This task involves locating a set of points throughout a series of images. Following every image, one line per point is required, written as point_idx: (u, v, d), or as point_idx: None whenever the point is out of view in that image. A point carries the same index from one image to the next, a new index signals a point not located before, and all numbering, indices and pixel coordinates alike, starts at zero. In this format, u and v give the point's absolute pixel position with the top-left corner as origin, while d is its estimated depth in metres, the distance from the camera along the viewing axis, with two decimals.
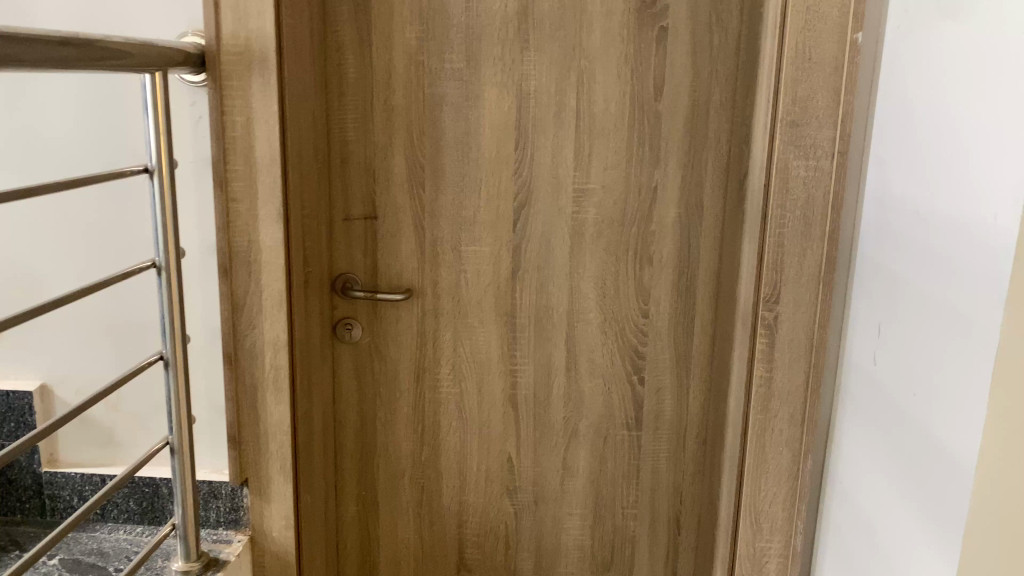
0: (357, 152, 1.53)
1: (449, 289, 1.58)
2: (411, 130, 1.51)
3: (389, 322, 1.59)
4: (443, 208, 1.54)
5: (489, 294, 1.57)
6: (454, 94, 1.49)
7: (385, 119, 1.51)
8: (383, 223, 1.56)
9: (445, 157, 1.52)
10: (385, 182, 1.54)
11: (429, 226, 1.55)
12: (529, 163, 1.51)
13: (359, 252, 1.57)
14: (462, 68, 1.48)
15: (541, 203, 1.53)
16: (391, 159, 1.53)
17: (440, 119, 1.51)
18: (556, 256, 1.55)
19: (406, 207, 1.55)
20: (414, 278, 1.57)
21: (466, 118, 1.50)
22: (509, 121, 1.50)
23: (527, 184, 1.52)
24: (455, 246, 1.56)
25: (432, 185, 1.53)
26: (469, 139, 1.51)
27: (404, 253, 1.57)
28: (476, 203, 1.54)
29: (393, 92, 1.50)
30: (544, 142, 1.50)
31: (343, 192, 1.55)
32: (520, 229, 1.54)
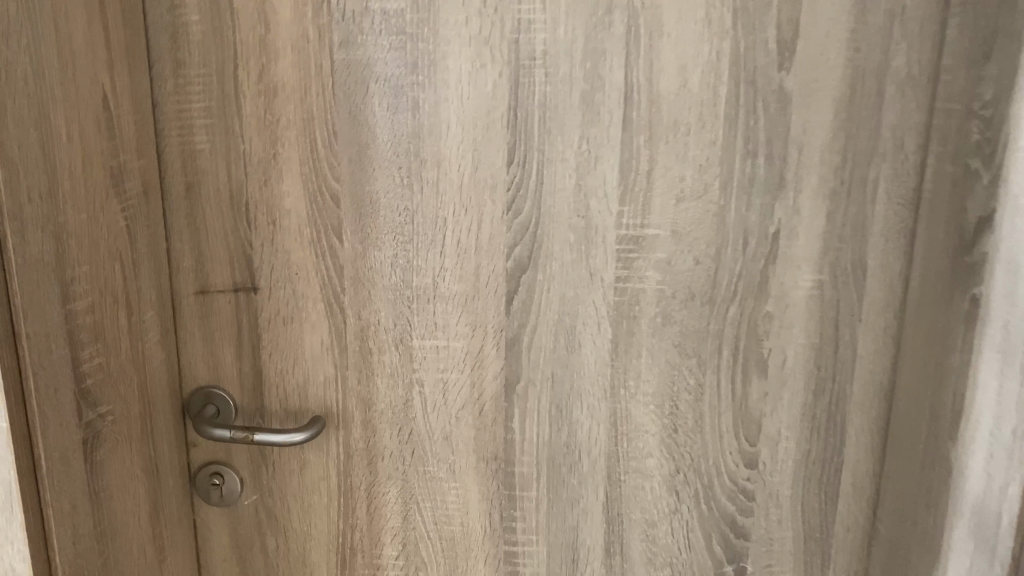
0: (215, 171, 0.82)
1: (390, 418, 0.88)
2: (311, 131, 0.80)
3: (289, 469, 0.90)
4: (377, 273, 0.84)
5: (465, 426, 0.87)
6: (391, 61, 0.78)
7: (262, 111, 0.80)
8: (269, 300, 0.85)
9: (376, 182, 0.81)
10: (267, 227, 0.83)
11: (353, 306, 0.85)
12: (534, 190, 0.80)
13: (229, 351, 0.87)
14: (404, 9, 0.77)
15: (557, 264, 0.82)
16: (278, 186, 0.82)
17: (363, 111, 0.80)
18: (585, 359, 0.84)
19: (309, 273, 0.84)
20: (330, 396, 0.87)
21: (414, 106, 0.79)
22: (496, 112, 0.78)
23: (529, 228, 0.81)
24: (401, 341, 0.85)
25: (355, 233, 0.83)
26: (422, 147, 0.80)
27: (309, 353, 0.87)
28: (438, 264, 0.83)
29: (276, 59, 0.79)
30: (563, 151, 0.79)
31: (193, 246, 0.84)
32: (519, 312, 0.83)
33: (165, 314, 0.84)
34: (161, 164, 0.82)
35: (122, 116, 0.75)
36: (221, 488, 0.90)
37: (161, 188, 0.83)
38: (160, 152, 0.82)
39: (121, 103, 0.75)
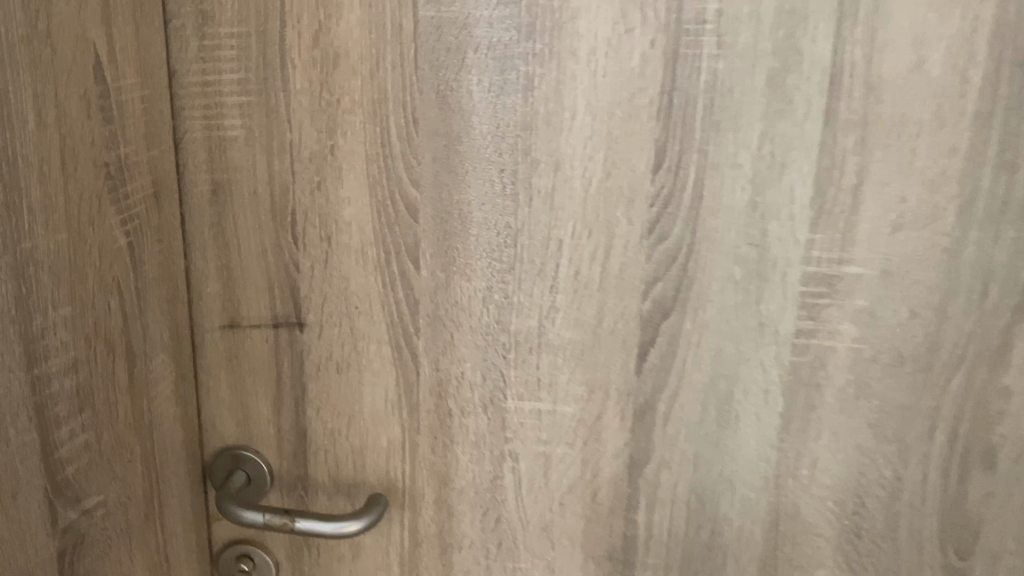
0: (250, 168, 0.60)
1: (472, 499, 0.66)
2: (381, 116, 0.58)
3: (337, 554, 0.69)
4: (462, 311, 0.62)
5: (571, 514, 0.65)
6: (498, 21, 0.55)
7: (314, 87, 0.58)
8: (318, 340, 0.64)
9: (468, 189, 0.59)
10: (318, 244, 0.61)
11: (429, 353, 0.63)
12: (690, 207, 0.57)
13: (263, 402, 0.66)
14: None
15: (713, 310, 0.59)
16: (334, 190, 0.60)
17: (455, 91, 0.57)
18: (742, 438, 0.62)
19: (371, 308, 0.62)
20: (394, 467, 0.66)
21: (527, 85, 0.56)
22: (643, 97, 0.56)
23: (678, 260, 0.58)
24: (491, 402, 0.63)
25: (435, 257, 0.61)
26: (534, 144, 0.57)
27: (368, 412, 0.65)
28: (548, 303, 0.60)
29: (337, 14, 0.56)
30: (735, 155, 0.56)
31: (218, 266, 0.63)
32: (655, 371, 0.61)
33: (181, 356, 0.63)
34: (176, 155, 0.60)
35: (124, 92, 0.53)
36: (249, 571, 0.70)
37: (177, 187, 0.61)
38: (177, 139, 0.60)
39: (123, 72, 0.53)
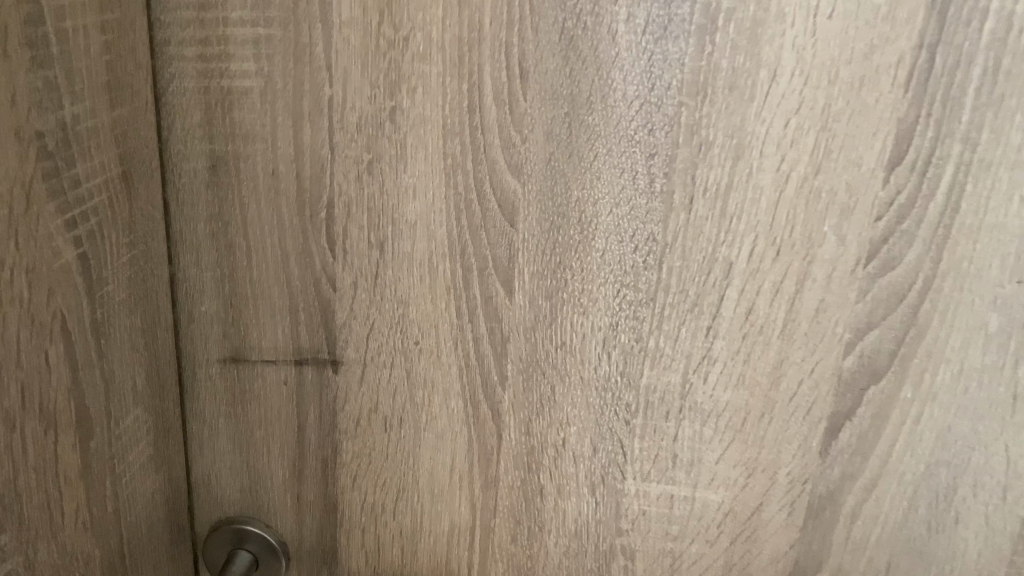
0: (268, 136, 0.40)
1: None
2: (470, 65, 0.38)
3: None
4: (570, 357, 0.42)
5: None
6: None
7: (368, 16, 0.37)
8: (357, 386, 0.44)
9: (596, 182, 0.39)
10: (365, 253, 0.41)
11: (517, 410, 0.44)
12: (936, 223, 0.38)
13: (277, 464, 0.47)
14: None
15: (948, 373, 0.40)
16: (392, 175, 0.40)
17: (588, 31, 0.36)
18: (960, 548, 0.44)
19: (437, 345, 0.43)
20: (457, 556, 0.48)
21: (704, 26, 0.36)
22: (888, 52, 0.36)
23: (906, 300, 0.39)
24: (601, 481, 0.45)
25: (538, 279, 0.41)
26: (708, 118, 0.37)
27: (423, 484, 0.46)
28: (700, 354, 0.41)
29: None
30: (1020, 149, 0.36)
31: (218, 275, 0.43)
32: (846, 453, 0.42)
33: (165, 404, 0.44)
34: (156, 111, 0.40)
35: (71, 14, 0.33)
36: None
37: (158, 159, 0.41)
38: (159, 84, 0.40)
39: None
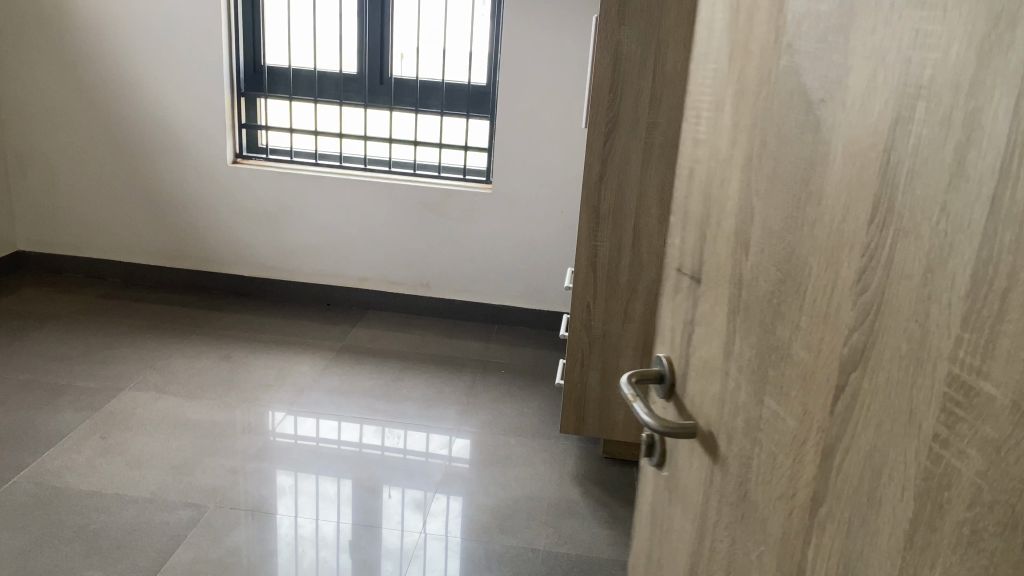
0: (706, 157, 0.86)
1: (737, 463, 0.78)
2: (753, 138, 0.75)
3: (684, 468, 0.91)
4: (756, 303, 0.74)
5: (777, 519, 0.70)
6: (812, 67, 0.65)
7: (731, 112, 0.79)
8: (704, 296, 0.85)
9: (778, 202, 0.70)
10: (717, 223, 0.82)
11: (742, 328, 0.77)
12: (879, 266, 0.56)
13: (678, 332, 0.93)
14: (831, 11, 0.63)
15: (884, 378, 0.55)
16: (728, 184, 0.80)
17: (784, 121, 0.69)
18: (879, 528, 0.56)
19: (725, 282, 0.80)
20: (712, 413, 0.83)
21: (813, 124, 0.65)
22: (870, 150, 0.57)
23: (866, 315, 0.57)
24: (759, 392, 0.73)
25: (756, 252, 0.74)
26: (812, 174, 0.65)
27: (710, 364, 0.84)
28: (796, 319, 0.67)
29: (749, 55, 0.76)
30: (918, 220, 0.52)
31: (683, 227, 0.92)
32: (838, 419, 0.61)
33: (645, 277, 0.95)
34: (683, 150, 0.93)
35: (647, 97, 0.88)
36: (656, 457, 0.99)
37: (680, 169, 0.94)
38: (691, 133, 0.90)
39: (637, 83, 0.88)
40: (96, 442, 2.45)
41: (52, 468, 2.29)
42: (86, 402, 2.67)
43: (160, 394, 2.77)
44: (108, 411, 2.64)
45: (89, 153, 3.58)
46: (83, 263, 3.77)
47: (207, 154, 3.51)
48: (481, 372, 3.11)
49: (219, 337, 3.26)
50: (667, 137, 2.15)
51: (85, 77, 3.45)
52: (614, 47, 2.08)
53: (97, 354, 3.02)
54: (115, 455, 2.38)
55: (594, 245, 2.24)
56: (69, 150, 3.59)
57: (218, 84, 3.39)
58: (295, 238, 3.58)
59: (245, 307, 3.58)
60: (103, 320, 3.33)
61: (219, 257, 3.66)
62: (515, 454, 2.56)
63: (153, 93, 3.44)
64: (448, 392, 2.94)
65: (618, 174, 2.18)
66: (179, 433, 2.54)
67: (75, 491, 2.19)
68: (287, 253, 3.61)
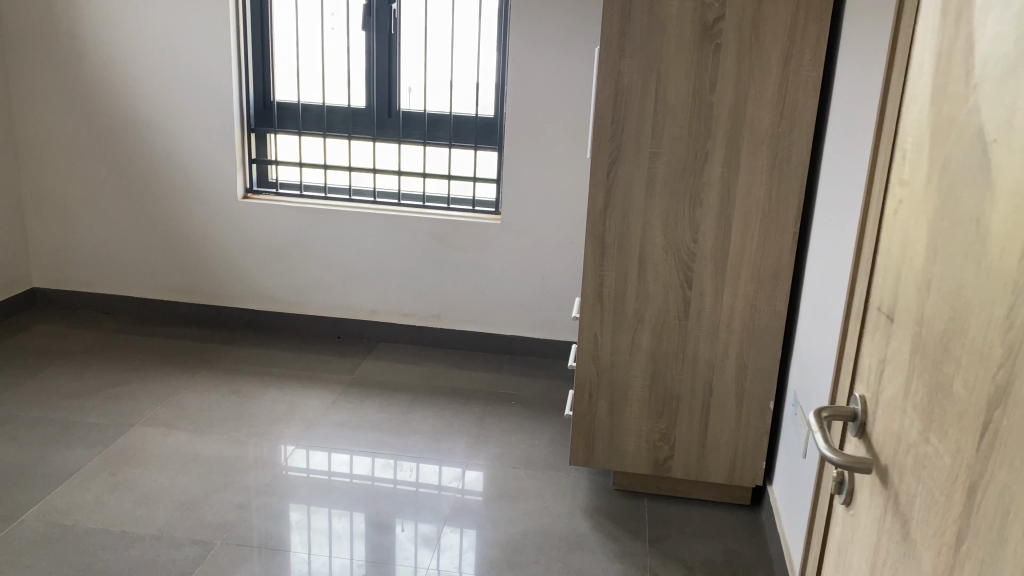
0: (906, 212, 0.94)
1: (905, 495, 0.86)
2: (941, 188, 0.83)
3: (865, 500, 0.98)
4: (929, 347, 0.83)
5: (931, 543, 0.78)
6: (988, 139, 0.73)
7: (929, 162, 0.87)
8: (895, 341, 0.94)
9: (954, 257, 0.79)
10: (910, 274, 0.90)
11: (919, 369, 0.85)
12: (1021, 314, 0.65)
13: (872, 371, 1.01)
14: (1001, 85, 0.71)
15: (1020, 414, 0.64)
16: (919, 239, 0.89)
17: (963, 186, 0.78)
18: (1005, 546, 0.64)
19: (911, 327, 0.88)
20: (890, 450, 0.91)
21: (985, 189, 0.73)
22: (1019, 215, 0.66)
23: (1012, 359, 0.66)
24: (927, 427, 0.82)
25: (935, 300, 0.82)
26: (980, 234, 0.74)
27: (894, 400, 0.92)
28: (958, 361, 0.76)
29: (942, 123, 0.85)
30: None
31: (884, 270, 1.00)
32: (986, 450, 0.69)
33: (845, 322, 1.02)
34: (893, 194, 0.99)
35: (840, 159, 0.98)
36: (843, 495, 1.05)
37: (885, 208, 1.01)
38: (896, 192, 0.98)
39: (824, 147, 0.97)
40: (106, 478, 2.44)
41: (61, 505, 2.28)
42: (106, 436, 2.68)
43: (171, 428, 2.78)
44: (120, 446, 2.63)
45: (103, 190, 3.61)
46: (97, 298, 3.77)
47: (219, 190, 3.54)
48: (490, 404, 3.10)
49: (234, 369, 3.28)
50: (670, 165, 2.14)
51: (98, 117, 3.50)
52: (617, 77, 2.10)
53: (110, 388, 3.03)
54: (125, 491, 2.38)
55: (600, 277, 2.25)
56: (82, 187, 3.61)
57: (231, 121, 3.43)
58: (302, 271, 3.60)
59: (253, 339, 3.59)
60: (114, 354, 3.34)
61: (233, 291, 3.68)
62: (525, 486, 2.55)
63: (166, 130, 3.48)
64: (457, 424, 2.93)
65: (621, 205, 2.19)
66: (189, 468, 2.53)
67: (84, 528, 2.18)
68: (292, 286, 3.62)
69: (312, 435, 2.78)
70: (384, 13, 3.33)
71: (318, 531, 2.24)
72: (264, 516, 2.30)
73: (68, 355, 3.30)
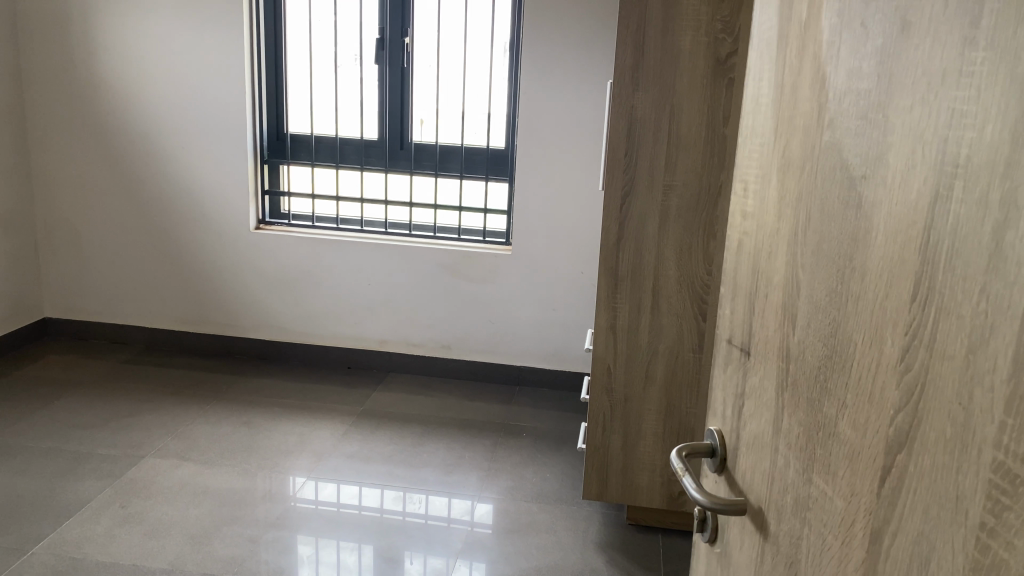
0: (753, 232, 0.88)
1: (788, 543, 0.77)
2: (799, 213, 0.76)
3: (735, 544, 0.91)
4: (805, 380, 0.74)
5: None
6: (853, 148, 0.65)
7: (777, 187, 0.81)
8: (758, 373, 0.86)
9: (826, 278, 0.70)
10: (769, 300, 0.83)
11: (793, 403, 0.77)
12: (922, 346, 0.55)
13: (728, 406, 0.95)
14: (870, 89, 0.63)
15: (929, 461, 0.54)
16: (775, 260, 0.81)
17: (828, 198, 0.69)
18: None
19: (772, 354, 0.82)
20: (762, 490, 0.84)
21: (856, 202, 0.65)
22: (911, 229, 0.57)
23: (912, 397, 0.57)
24: (810, 469, 0.73)
25: (806, 328, 0.74)
26: (854, 252, 0.65)
27: (760, 439, 0.85)
28: (843, 397, 0.67)
29: (792, 133, 0.77)
30: (963, 302, 0.51)
31: (733, 296, 0.94)
32: (885, 501, 0.60)
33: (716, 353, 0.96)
34: (734, 221, 0.95)
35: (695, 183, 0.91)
36: (707, 533, 1.00)
37: (729, 231, 0.96)
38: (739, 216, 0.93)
39: None
40: (115, 511, 2.43)
41: (74, 539, 2.27)
42: (117, 469, 2.69)
43: (183, 460, 2.78)
44: (130, 478, 2.63)
45: (118, 221, 3.65)
46: (108, 329, 3.80)
47: (232, 222, 3.57)
48: (502, 436, 3.08)
49: (247, 400, 3.28)
50: (684, 198, 2.15)
51: (117, 152, 3.55)
52: (630, 112, 2.11)
53: (117, 421, 3.03)
54: (134, 524, 2.37)
55: (613, 310, 2.24)
56: (98, 219, 3.66)
57: (245, 153, 3.47)
58: (314, 302, 3.61)
59: (266, 370, 3.59)
60: (121, 385, 3.35)
61: (242, 322, 3.70)
62: (537, 521, 2.52)
63: (182, 161, 3.52)
64: (468, 457, 2.91)
65: (636, 237, 2.19)
66: (200, 501, 2.53)
67: (99, 560, 2.18)
68: (303, 317, 3.63)
69: (332, 466, 2.79)
70: (396, 47, 3.37)
71: (338, 564, 2.23)
72: (283, 548, 2.29)
73: (81, 386, 3.32)
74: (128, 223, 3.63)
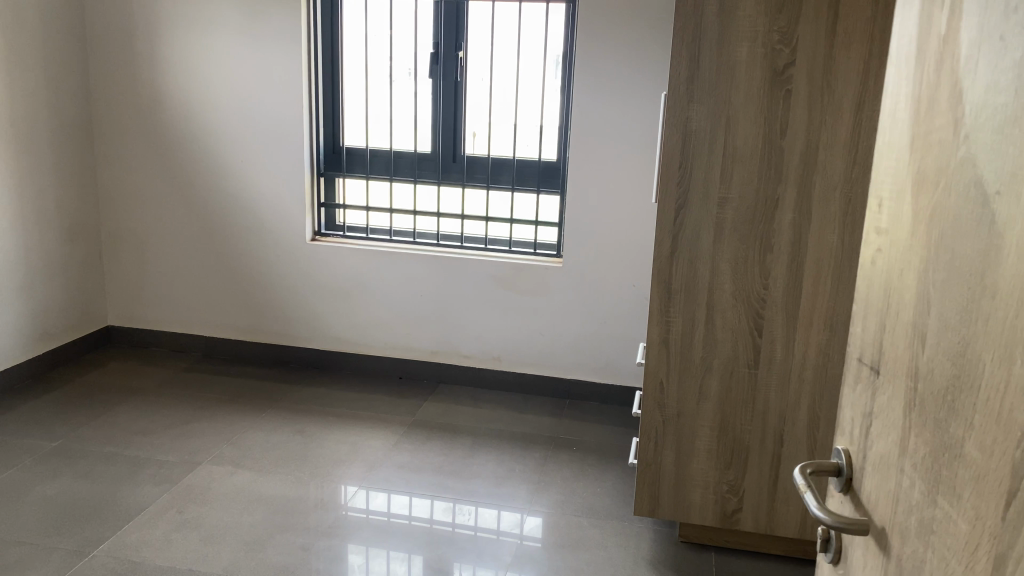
0: (886, 249, 0.86)
1: (910, 564, 0.76)
2: (931, 232, 0.74)
3: (860, 565, 0.89)
4: (931, 399, 0.73)
5: None
6: (988, 165, 0.64)
7: (911, 204, 0.79)
8: (885, 393, 0.84)
9: (956, 295, 0.68)
10: (898, 317, 0.81)
11: (919, 424, 0.75)
12: None
13: (855, 425, 0.93)
14: (1007, 104, 0.62)
15: None
16: (906, 276, 0.80)
17: (961, 215, 0.68)
18: None
19: (899, 372, 0.80)
20: (886, 509, 0.82)
21: (989, 220, 0.63)
22: None
23: None
24: (933, 490, 0.71)
25: (934, 346, 0.72)
26: (987, 269, 0.64)
27: (887, 459, 0.83)
28: (970, 417, 0.65)
29: (928, 148, 0.76)
30: None
31: (863, 313, 0.91)
32: (1013, 526, 0.58)
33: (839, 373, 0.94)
34: (865, 239, 0.93)
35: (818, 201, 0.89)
36: (830, 554, 0.98)
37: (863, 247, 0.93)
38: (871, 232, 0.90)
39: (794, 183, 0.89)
40: (174, 516, 2.49)
41: (127, 542, 2.33)
42: (172, 474, 2.75)
43: (232, 466, 2.83)
44: (186, 483, 2.69)
45: (178, 233, 3.75)
46: (167, 337, 3.90)
47: (289, 233, 3.64)
48: (551, 450, 3.06)
49: (311, 408, 3.33)
50: (739, 211, 2.12)
51: (179, 166, 3.65)
52: (685, 125, 2.09)
53: (171, 427, 3.10)
54: (193, 529, 2.42)
55: (666, 323, 2.22)
56: (157, 230, 3.76)
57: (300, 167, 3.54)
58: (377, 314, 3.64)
59: (324, 380, 3.64)
60: (180, 392, 3.43)
61: (298, 332, 3.75)
62: (587, 536, 2.50)
63: (238, 175, 3.61)
64: (517, 470, 2.90)
65: (689, 252, 2.16)
66: (254, 507, 2.57)
67: (153, 563, 2.24)
68: (357, 328, 3.67)
69: (385, 475, 2.81)
70: (449, 61, 3.41)
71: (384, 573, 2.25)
72: (331, 555, 2.32)
73: (144, 392, 3.41)
74: (188, 234, 3.73)
